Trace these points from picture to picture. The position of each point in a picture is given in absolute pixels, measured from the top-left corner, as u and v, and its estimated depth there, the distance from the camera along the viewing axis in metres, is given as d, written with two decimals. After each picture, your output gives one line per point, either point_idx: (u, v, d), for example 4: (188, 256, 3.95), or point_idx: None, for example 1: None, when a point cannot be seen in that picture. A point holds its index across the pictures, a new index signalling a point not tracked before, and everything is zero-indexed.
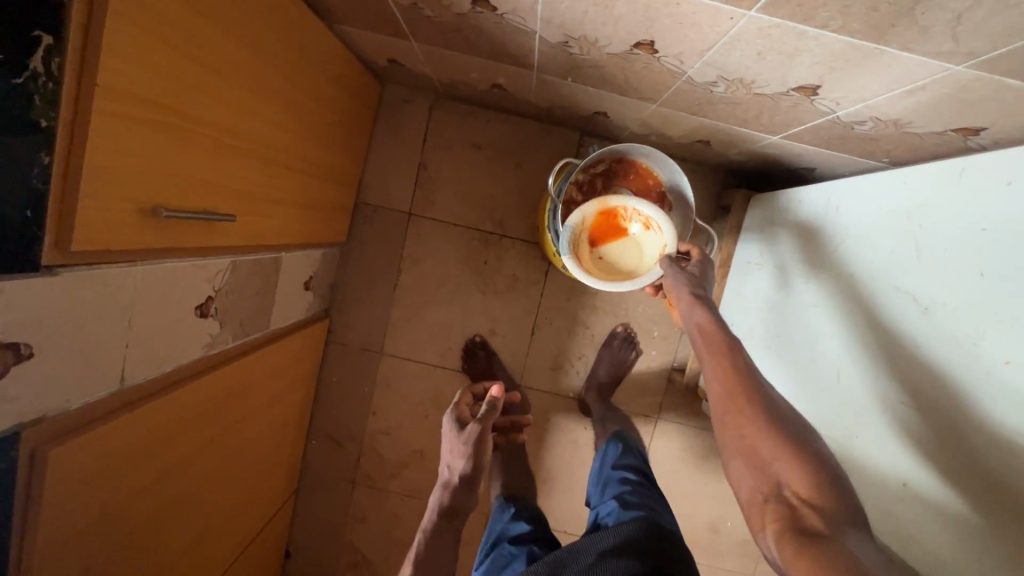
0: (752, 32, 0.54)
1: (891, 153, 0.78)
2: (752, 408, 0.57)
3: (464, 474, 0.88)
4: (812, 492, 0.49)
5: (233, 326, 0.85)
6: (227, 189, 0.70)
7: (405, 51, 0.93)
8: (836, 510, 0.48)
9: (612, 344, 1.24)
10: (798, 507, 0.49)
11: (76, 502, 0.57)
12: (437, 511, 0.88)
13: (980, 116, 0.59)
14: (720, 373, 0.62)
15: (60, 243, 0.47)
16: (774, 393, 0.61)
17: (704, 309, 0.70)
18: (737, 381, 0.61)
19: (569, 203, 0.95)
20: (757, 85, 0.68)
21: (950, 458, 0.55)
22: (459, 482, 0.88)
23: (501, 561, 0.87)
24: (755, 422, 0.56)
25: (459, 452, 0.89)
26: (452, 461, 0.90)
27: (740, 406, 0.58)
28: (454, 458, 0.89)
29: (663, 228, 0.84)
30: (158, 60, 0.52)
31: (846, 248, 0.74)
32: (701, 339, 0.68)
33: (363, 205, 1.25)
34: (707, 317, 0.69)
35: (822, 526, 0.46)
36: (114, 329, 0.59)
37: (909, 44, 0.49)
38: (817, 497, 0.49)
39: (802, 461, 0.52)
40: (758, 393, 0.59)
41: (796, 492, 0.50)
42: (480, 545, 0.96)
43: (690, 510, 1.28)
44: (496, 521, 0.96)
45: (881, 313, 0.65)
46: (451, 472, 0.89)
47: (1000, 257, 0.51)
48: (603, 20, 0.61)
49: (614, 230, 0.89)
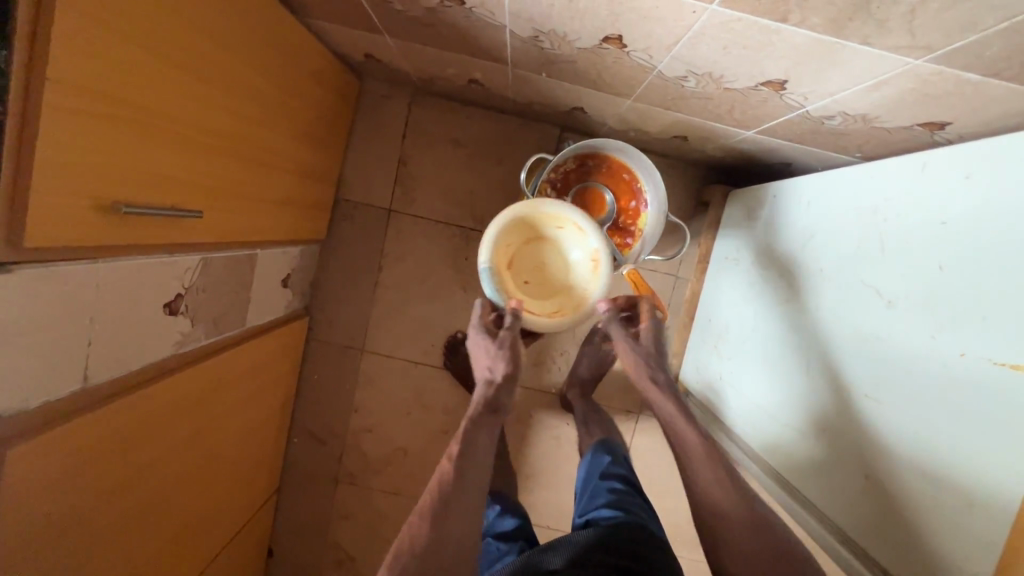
0: (716, 26, 0.54)
1: (862, 148, 0.78)
2: (747, 518, 0.63)
3: (508, 374, 0.82)
4: None
5: (205, 323, 0.84)
6: (194, 184, 0.69)
7: (380, 46, 0.93)
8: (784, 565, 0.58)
9: (593, 341, 1.18)
10: None
11: (30, 503, 0.55)
12: (479, 404, 0.79)
13: (944, 110, 0.59)
14: (716, 490, 0.66)
15: (13, 239, 0.47)
16: (762, 504, 0.65)
17: (672, 402, 0.78)
18: (728, 487, 0.66)
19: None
20: (726, 80, 0.68)
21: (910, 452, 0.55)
22: (504, 382, 0.82)
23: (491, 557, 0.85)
24: (759, 543, 0.60)
25: (495, 354, 0.84)
26: (489, 363, 0.84)
27: (737, 514, 0.63)
28: (489, 361, 0.85)
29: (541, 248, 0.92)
30: (115, 55, 0.51)
31: (814, 244, 0.74)
32: (679, 434, 0.73)
33: (343, 202, 1.24)
34: (678, 414, 0.75)
35: None
36: (75, 328, 0.58)
37: (868, 38, 0.49)
38: None
39: None
40: (746, 501, 0.65)
41: None
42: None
43: (671, 504, 1.29)
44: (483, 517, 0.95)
45: (845, 307, 0.66)
46: (489, 372, 0.83)
47: (958, 251, 0.52)
48: (570, 14, 0.61)
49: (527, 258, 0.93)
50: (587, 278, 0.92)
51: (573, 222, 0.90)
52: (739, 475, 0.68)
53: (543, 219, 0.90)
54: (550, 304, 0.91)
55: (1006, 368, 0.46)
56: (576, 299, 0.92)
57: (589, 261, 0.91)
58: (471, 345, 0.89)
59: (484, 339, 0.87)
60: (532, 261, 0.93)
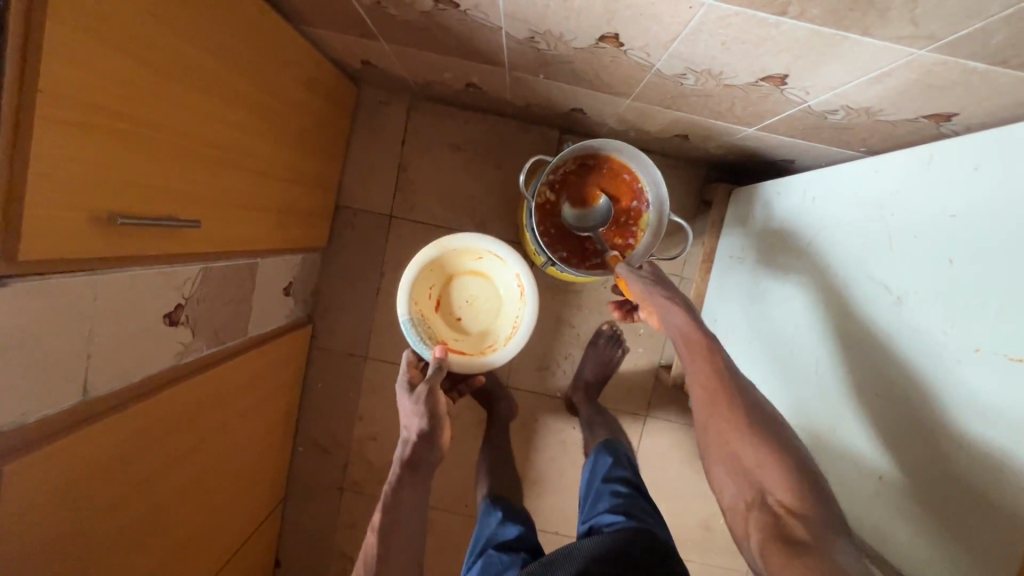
0: (714, 21, 0.53)
1: (866, 142, 0.77)
2: (731, 408, 0.62)
3: (422, 431, 0.87)
4: (794, 500, 0.53)
5: (205, 334, 0.83)
6: (192, 193, 0.69)
7: (376, 51, 0.92)
8: (814, 516, 0.52)
9: (598, 343, 1.21)
10: (782, 516, 0.53)
11: (28, 521, 0.55)
12: (399, 464, 0.88)
13: (950, 101, 0.58)
14: (705, 384, 0.66)
15: (8, 253, 0.46)
16: (755, 398, 0.64)
17: (682, 312, 0.74)
18: (718, 382, 0.65)
19: (544, 207, 0.95)
20: (725, 76, 0.67)
21: (930, 452, 0.54)
22: (417, 440, 0.87)
23: (494, 568, 0.82)
24: (738, 429, 0.60)
25: (414, 412, 0.88)
26: (407, 421, 0.90)
27: (721, 409, 0.63)
28: (409, 419, 0.89)
29: (467, 281, 1.01)
30: (107, 66, 0.51)
31: (820, 241, 0.73)
32: (682, 339, 0.72)
33: (344, 209, 1.24)
34: (685, 320, 0.72)
35: (804, 534, 0.50)
36: (74, 340, 0.58)
37: (869, 29, 0.48)
38: (799, 504, 0.53)
39: (783, 467, 0.56)
40: (737, 395, 0.64)
41: (778, 498, 0.54)
42: (468, 550, 0.92)
43: (681, 508, 1.27)
44: (484, 525, 0.93)
45: (854, 303, 0.64)
46: (409, 430, 0.88)
47: (969, 244, 0.50)
48: (565, 13, 0.60)
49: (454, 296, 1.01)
50: (516, 307, 0.99)
51: (492, 253, 0.97)
52: (737, 372, 0.68)
53: (466, 255, 0.98)
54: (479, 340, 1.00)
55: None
56: (501, 330, 1.00)
57: (517, 287, 0.98)
58: (397, 400, 0.93)
59: (404, 396, 0.90)
60: (458, 300, 1.01)
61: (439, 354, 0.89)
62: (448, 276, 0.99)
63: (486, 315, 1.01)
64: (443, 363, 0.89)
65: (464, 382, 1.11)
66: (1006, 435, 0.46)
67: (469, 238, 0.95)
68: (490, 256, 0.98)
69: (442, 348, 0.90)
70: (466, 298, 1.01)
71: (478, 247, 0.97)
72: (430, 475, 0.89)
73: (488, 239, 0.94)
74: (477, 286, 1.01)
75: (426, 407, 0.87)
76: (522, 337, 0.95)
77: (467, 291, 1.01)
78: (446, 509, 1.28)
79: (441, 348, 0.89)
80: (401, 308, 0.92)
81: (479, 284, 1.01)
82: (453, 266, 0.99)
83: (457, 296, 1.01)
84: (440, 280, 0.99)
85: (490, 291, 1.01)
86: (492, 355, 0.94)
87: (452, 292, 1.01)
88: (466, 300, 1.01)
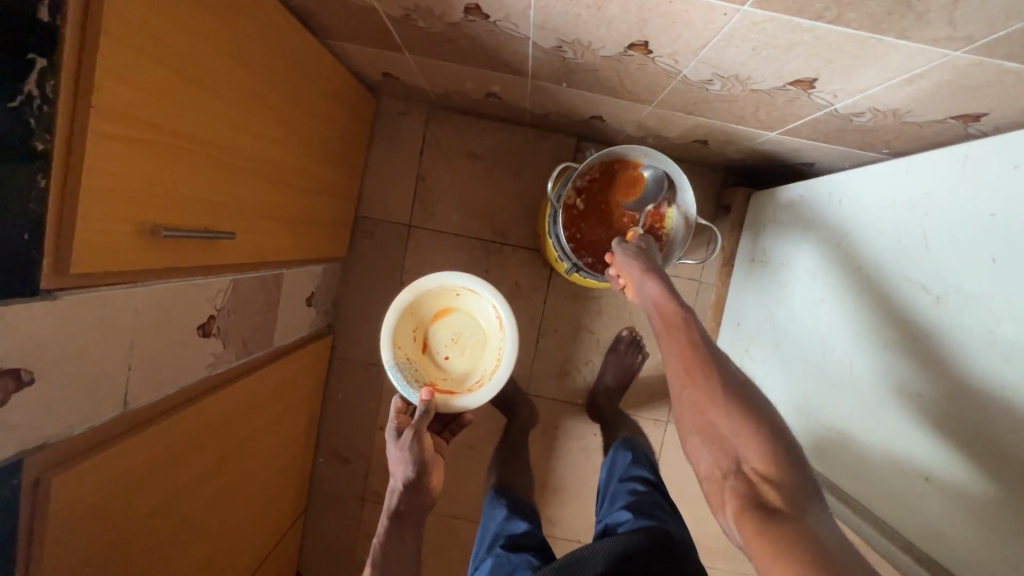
0: (747, 27, 0.54)
1: (890, 144, 0.78)
2: (707, 380, 0.60)
3: (410, 481, 0.89)
4: (770, 468, 0.52)
5: (235, 345, 0.84)
6: (227, 206, 0.70)
7: (399, 63, 0.94)
8: (790, 482, 0.52)
9: (618, 349, 1.21)
10: (757, 484, 0.52)
11: (70, 535, 0.55)
12: (388, 514, 0.90)
13: (981, 102, 0.58)
14: (680, 354, 0.63)
15: (59, 265, 0.47)
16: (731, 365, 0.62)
17: (656, 283, 0.72)
18: (695, 353, 0.62)
19: (571, 209, 0.96)
20: (753, 81, 0.67)
21: (977, 451, 0.53)
22: (405, 488, 0.89)
23: (504, 565, 0.81)
24: (712, 396, 0.58)
25: (401, 459, 0.89)
26: (393, 468, 0.91)
27: (695, 378, 0.60)
28: (396, 467, 0.90)
29: (448, 318, 0.99)
30: (154, 82, 0.52)
31: (851, 242, 0.73)
32: (658, 313, 0.69)
33: (363, 219, 1.25)
34: (660, 292, 0.71)
35: (781, 503, 0.50)
36: (116, 351, 0.58)
37: (906, 31, 0.49)
38: (776, 473, 0.52)
39: (761, 436, 0.55)
40: (712, 363, 0.61)
41: (754, 467, 0.53)
42: (476, 547, 0.91)
43: (704, 514, 1.26)
44: (490, 520, 0.93)
45: (890, 303, 0.64)
46: (396, 479, 0.90)
47: (1010, 243, 0.50)
48: (596, 22, 0.61)
49: (435, 336, 0.98)
50: (499, 339, 0.97)
51: (468, 289, 0.96)
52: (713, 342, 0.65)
53: (443, 293, 0.97)
54: (468, 377, 0.97)
55: None
56: (489, 364, 0.97)
57: (497, 319, 0.96)
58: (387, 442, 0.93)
59: (392, 441, 0.90)
60: (441, 338, 0.98)
61: (425, 397, 0.87)
62: (430, 316, 0.98)
63: (472, 350, 0.99)
64: (430, 406, 0.87)
65: (454, 422, 1.06)
66: None
67: (443, 276, 0.94)
68: (466, 292, 0.96)
69: (430, 390, 0.88)
70: (452, 336, 0.99)
71: (453, 285, 0.96)
72: (421, 518, 0.93)
73: (461, 275, 0.93)
74: (461, 319, 0.99)
75: (412, 457, 0.87)
76: (506, 369, 0.93)
77: (446, 327, 0.99)
78: (468, 518, 1.28)
79: (428, 390, 0.87)
80: (386, 353, 0.91)
81: (463, 317, 0.99)
82: (435, 305, 0.98)
83: (438, 334, 0.98)
84: (422, 320, 0.98)
85: (473, 325, 0.99)
86: (479, 392, 0.92)
87: (431, 331, 0.98)
88: (449, 338, 0.99)
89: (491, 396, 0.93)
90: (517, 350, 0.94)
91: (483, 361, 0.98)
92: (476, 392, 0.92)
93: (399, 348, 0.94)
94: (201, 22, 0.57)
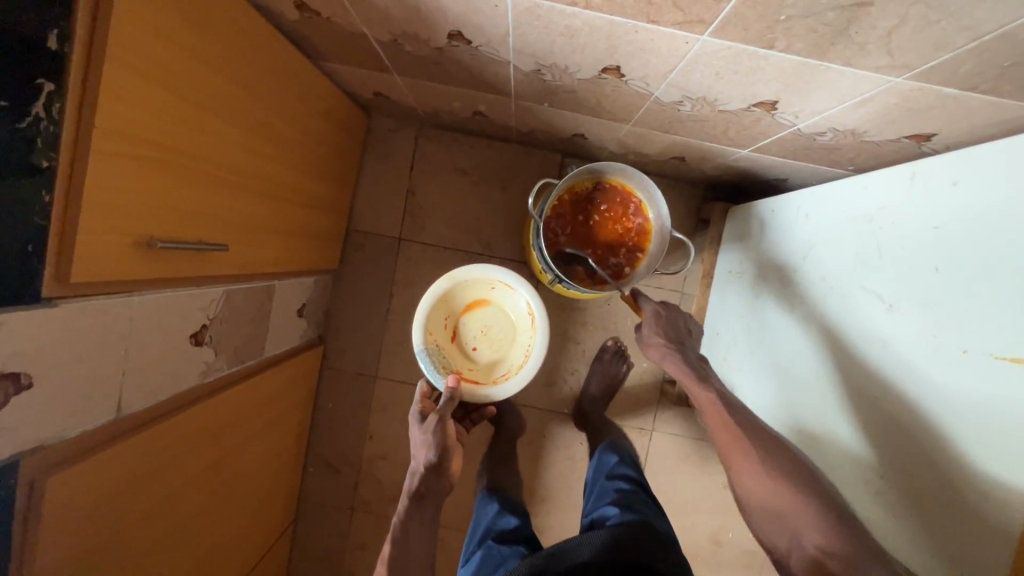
0: (708, 54, 0.58)
1: (854, 161, 0.82)
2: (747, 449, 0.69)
3: (434, 463, 0.90)
4: (829, 539, 0.57)
5: (226, 354, 0.86)
6: (221, 220, 0.73)
7: (390, 84, 0.98)
8: (854, 550, 0.56)
9: (603, 358, 1.24)
10: (822, 558, 0.57)
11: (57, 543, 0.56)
12: (408, 495, 0.92)
13: (927, 124, 0.63)
14: (727, 438, 0.73)
15: (60, 274, 0.50)
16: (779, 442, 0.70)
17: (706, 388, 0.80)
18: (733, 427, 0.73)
19: (577, 211, 1.00)
20: (720, 103, 0.72)
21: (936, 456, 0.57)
22: (426, 471, 0.90)
23: (493, 558, 0.83)
24: (744, 455, 0.69)
25: (424, 443, 0.91)
26: (416, 451, 0.92)
27: (732, 439, 0.72)
28: (419, 450, 0.91)
29: (484, 311, 1.01)
30: (162, 105, 0.57)
31: (815, 255, 0.79)
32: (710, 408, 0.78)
33: (355, 233, 1.28)
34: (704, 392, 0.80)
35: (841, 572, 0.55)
36: (110, 359, 0.61)
37: (851, 59, 0.53)
38: (835, 542, 0.57)
39: (810, 507, 0.61)
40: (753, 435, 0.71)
41: (816, 542, 0.58)
42: (466, 538, 0.93)
43: (689, 522, 1.28)
44: (482, 515, 0.95)
45: (850, 312, 0.69)
46: (418, 460, 0.91)
47: (952, 252, 0.56)
48: (570, 49, 0.65)
49: (467, 325, 1.01)
50: (529, 335, 1.00)
51: (504, 283, 0.99)
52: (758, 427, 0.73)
53: (481, 283, 0.99)
54: (495, 371, 1.00)
55: (1007, 360, 0.49)
56: (516, 359, 1.00)
57: (529, 315, 0.99)
58: (410, 425, 0.95)
59: (415, 425, 0.93)
60: (473, 329, 1.01)
61: (451, 384, 0.90)
62: (463, 307, 1.01)
63: (500, 343, 1.01)
64: (455, 394, 0.90)
65: (477, 411, 1.09)
66: (1000, 431, 0.50)
67: (481, 269, 0.97)
68: (504, 284, 0.99)
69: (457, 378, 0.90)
70: (484, 327, 1.01)
71: (489, 278, 0.99)
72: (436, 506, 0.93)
73: (499, 269, 0.97)
74: (495, 312, 1.02)
75: (436, 441, 0.89)
76: (533, 366, 0.96)
77: (480, 320, 1.01)
78: (456, 527, 1.29)
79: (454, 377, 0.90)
80: (416, 338, 0.94)
81: (498, 312, 1.02)
82: (467, 297, 1.01)
83: (471, 326, 1.01)
84: (454, 310, 1.00)
85: (503, 319, 1.02)
86: (505, 385, 0.95)
87: (465, 320, 1.01)
88: (481, 330, 1.01)
89: (516, 391, 0.96)
90: (546, 347, 0.97)
91: (510, 356, 1.01)
92: (505, 385, 0.95)
93: (432, 335, 0.97)
94: (206, 49, 0.61)
